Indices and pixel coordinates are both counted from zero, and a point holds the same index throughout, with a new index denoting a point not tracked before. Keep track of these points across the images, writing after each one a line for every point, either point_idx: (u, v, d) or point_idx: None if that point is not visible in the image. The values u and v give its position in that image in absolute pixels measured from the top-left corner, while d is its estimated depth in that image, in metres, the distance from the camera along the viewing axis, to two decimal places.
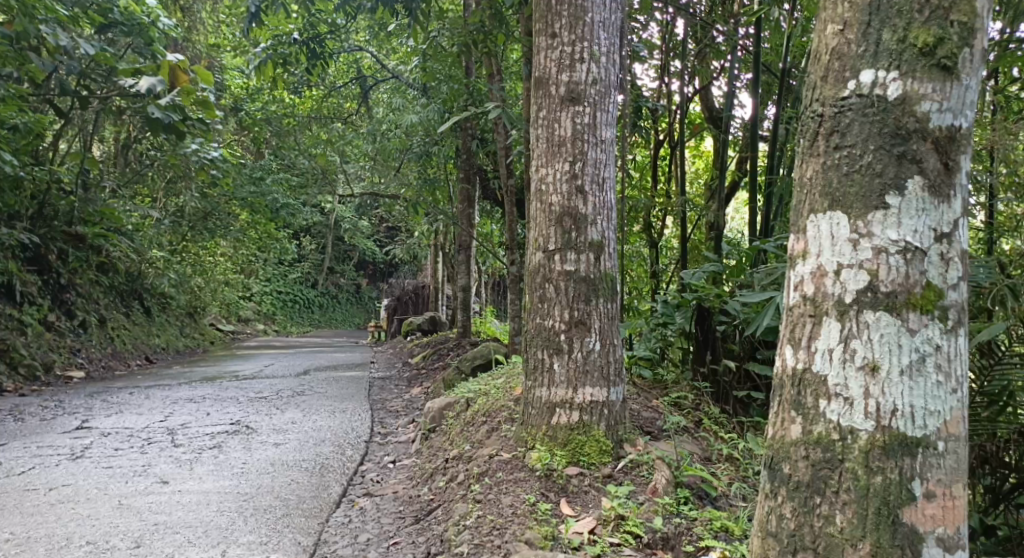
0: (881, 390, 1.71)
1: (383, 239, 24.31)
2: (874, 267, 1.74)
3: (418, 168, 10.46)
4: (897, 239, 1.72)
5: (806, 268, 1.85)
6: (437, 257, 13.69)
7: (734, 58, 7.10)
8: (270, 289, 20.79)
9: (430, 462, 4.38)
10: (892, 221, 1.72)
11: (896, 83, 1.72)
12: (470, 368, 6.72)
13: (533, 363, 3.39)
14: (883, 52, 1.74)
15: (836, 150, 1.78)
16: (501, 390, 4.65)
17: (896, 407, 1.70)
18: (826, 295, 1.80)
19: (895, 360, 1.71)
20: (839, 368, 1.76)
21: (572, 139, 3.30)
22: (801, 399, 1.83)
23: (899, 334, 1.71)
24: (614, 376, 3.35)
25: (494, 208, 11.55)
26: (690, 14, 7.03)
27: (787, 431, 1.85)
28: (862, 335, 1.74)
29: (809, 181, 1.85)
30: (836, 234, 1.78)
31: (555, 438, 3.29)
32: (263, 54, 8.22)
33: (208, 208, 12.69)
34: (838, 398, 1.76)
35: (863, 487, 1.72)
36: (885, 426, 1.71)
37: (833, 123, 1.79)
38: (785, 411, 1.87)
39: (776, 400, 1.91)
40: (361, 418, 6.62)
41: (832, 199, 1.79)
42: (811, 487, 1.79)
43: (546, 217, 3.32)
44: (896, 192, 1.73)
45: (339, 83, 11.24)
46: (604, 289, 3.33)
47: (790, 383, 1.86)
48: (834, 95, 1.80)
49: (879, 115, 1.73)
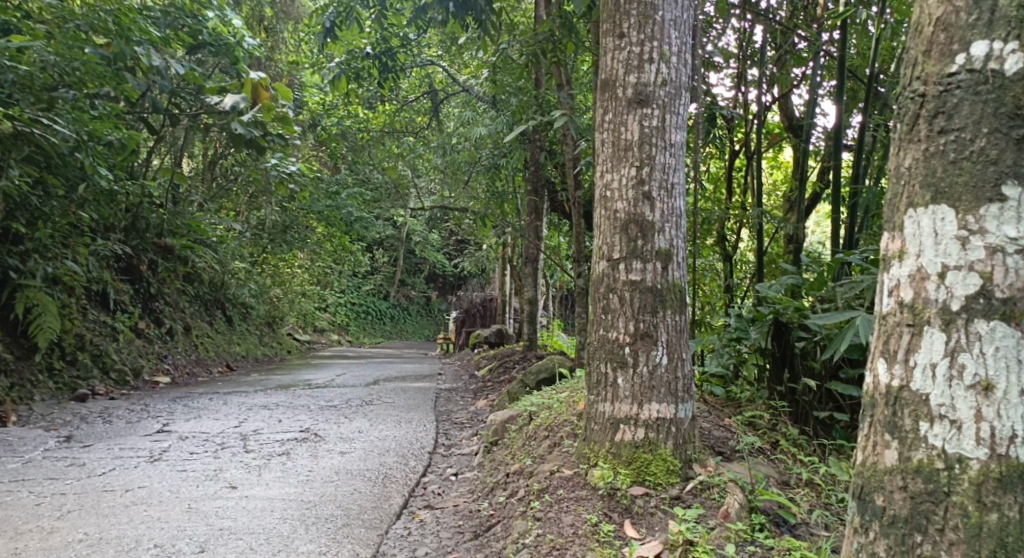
0: (996, 412, 1.64)
1: (452, 252, 24.48)
2: (988, 270, 1.66)
3: (488, 181, 10.48)
4: (1015, 236, 1.64)
5: (903, 270, 1.79)
6: (505, 270, 13.65)
7: (815, 65, 6.80)
8: (343, 300, 21.16)
9: (491, 476, 4.29)
10: (1008, 216, 1.65)
11: (1015, 56, 1.64)
12: (535, 382, 6.61)
13: (595, 378, 3.26)
14: (999, 20, 1.66)
15: (940, 135, 1.72)
16: (564, 404, 4.52)
17: (1015, 432, 1.63)
18: (927, 301, 1.73)
19: (1013, 378, 1.63)
20: (944, 387, 1.69)
21: (639, 142, 3.17)
22: (897, 421, 1.77)
23: (1019, 347, 1.63)
24: (682, 392, 3.17)
25: (564, 221, 11.45)
26: (769, 20, 6.82)
27: (881, 457, 1.80)
28: (972, 349, 1.66)
29: (909, 170, 1.79)
30: (942, 231, 1.72)
31: (619, 456, 3.14)
32: (338, 69, 8.31)
33: (287, 221, 13.00)
34: (943, 419, 1.69)
35: (975, 526, 1.64)
36: (1000, 454, 1.63)
37: (937, 106, 1.73)
38: (878, 435, 1.81)
39: (867, 422, 1.85)
40: (426, 429, 6.59)
41: (936, 191, 1.73)
42: (910, 523, 1.72)
43: (611, 224, 3.20)
44: (1014, 182, 1.65)
45: (411, 97, 11.37)
46: (673, 301, 3.17)
47: (884, 402, 1.80)
48: (939, 72, 1.73)
49: (994, 93, 1.66)
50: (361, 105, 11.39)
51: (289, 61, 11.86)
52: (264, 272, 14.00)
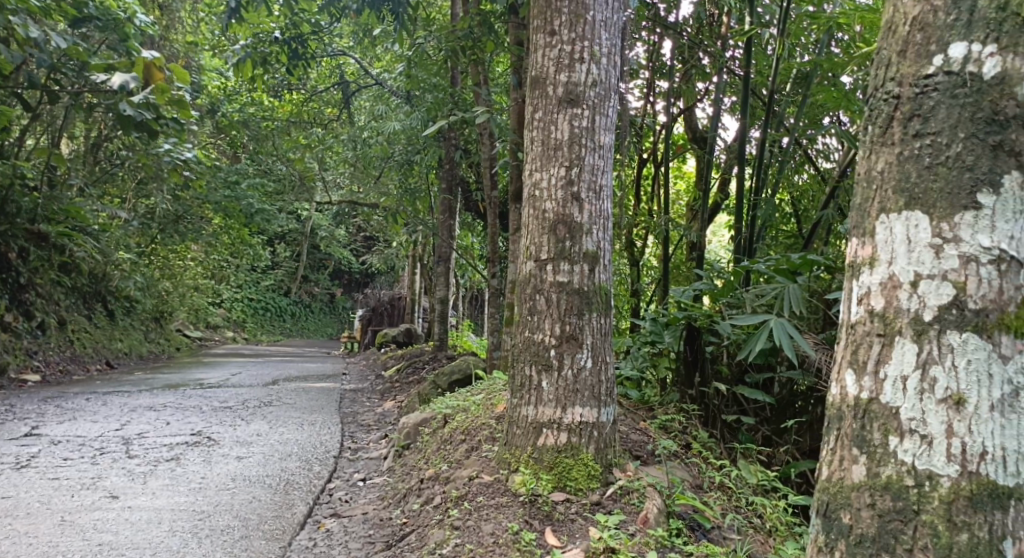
0: (968, 428, 1.59)
1: (360, 249, 23.92)
2: (961, 279, 1.63)
3: (400, 177, 10.27)
4: (989, 246, 1.61)
5: (874, 278, 1.75)
6: (413, 269, 13.41)
7: (719, 81, 6.99)
8: (240, 295, 20.34)
9: (404, 481, 4.15)
10: (983, 224, 1.62)
11: (993, 60, 1.63)
12: (447, 384, 6.47)
13: (519, 381, 3.18)
14: (979, 22, 1.65)
15: (915, 138, 1.69)
16: (481, 406, 4.42)
17: (986, 449, 1.58)
18: (898, 311, 1.69)
19: (985, 393, 1.59)
20: (915, 400, 1.65)
21: (569, 142, 3.12)
22: (865, 435, 1.71)
23: (990, 361, 1.59)
24: (605, 395, 3.13)
25: (476, 221, 11.34)
26: (678, 35, 6.95)
27: (847, 473, 1.73)
28: (944, 362, 1.62)
29: (882, 174, 1.75)
30: (916, 238, 1.68)
31: (540, 461, 3.07)
32: (243, 52, 7.88)
33: (180, 210, 12.24)
34: (913, 435, 1.64)
35: (945, 546, 1.58)
36: (970, 471, 1.58)
37: (914, 107, 1.70)
38: (845, 449, 1.75)
39: (833, 437, 1.79)
40: (331, 432, 6.35)
41: (910, 196, 1.69)
42: (876, 542, 1.66)
43: (539, 224, 3.13)
44: (989, 190, 1.62)
45: (320, 88, 11.05)
46: (599, 304, 3.13)
47: (853, 415, 1.74)
48: (914, 72, 1.71)
49: (972, 97, 1.63)
50: (267, 93, 10.96)
51: (188, 41, 11.21)
52: (154, 264, 13.16)
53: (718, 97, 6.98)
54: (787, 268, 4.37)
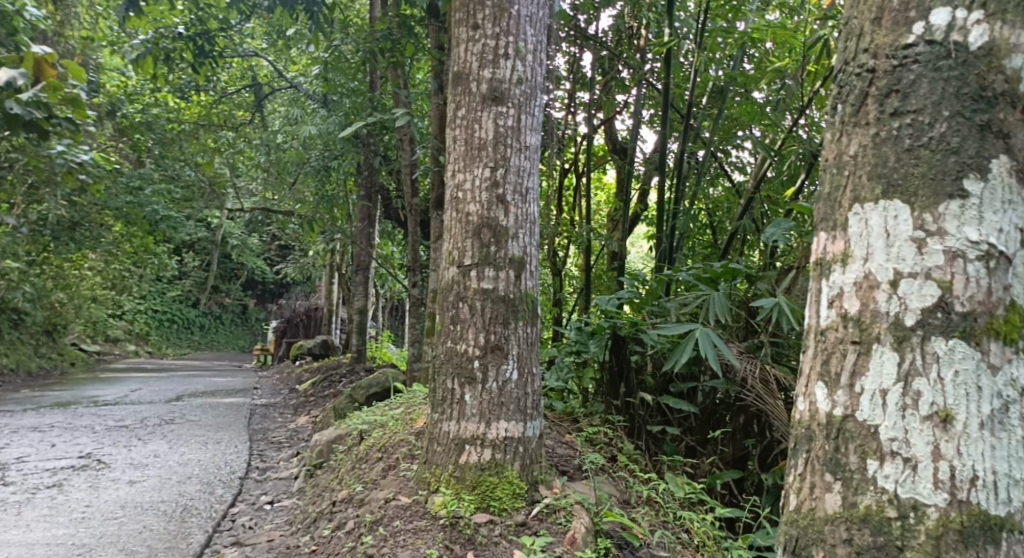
0: (956, 449, 1.51)
1: (274, 258, 23.14)
2: (947, 278, 1.55)
3: (316, 184, 9.94)
4: (978, 239, 1.54)
5: (850, 275, 1.67)
6: (330, 279, 12.96)
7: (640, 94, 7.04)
8: (143, 306, 19.31)
9: (314, 504, 3.87)
10: (970, 215, 1.55)
11: (979, 30, 1.57)
12: (364, 398, 6.19)
13: (440, 394, 2.98)
14: None
15: (893, 118, 1.62)
16: (400, 422, 4.20)
17: (976, 473, 1.50)
18: (876, 314, 1.61)
19: (974, 408, 1.51)
20: (897, 418, 1.56)
21: (493, 142, 2.96)
22: (840, 459, 1.62)
23: (979, 373, 1.51)
24: (531, 409, 2.98)
25: (396, 229, 11.06)
26: (599, 45, 7.00)
27: (820, 503, 1.65)
28: (928, 374, 1.54)
29: (855, 157, 1.68)
30: (896, 232, 1.60)
31: (462, 481, 2.88)
32: (142, 48, 7.35)
33: (76, 219, 11.45)
34: (895, 457, 1.55)
35: None
36: (959, 500, 1.50)
37: (892, 82, 1.63)
38: (817, 476, 1.66)
39: (802, 460, 1.71)
40: (237, 452, 6.04)
41: (888, 182, 1.62)
42: None
43: (462, 228, 2.96)
44: (977, 175, 1.55)
45: (230, 90, 10.61)
46: (525, 312, 2.98)
47: (824, 436, 1.66)
48: (892, 44, 1.64)
49: (957, 69, 1.57)
50: (173, 93, 10.44)
51: (85, 36, 10.53)
52: (45, 275, 12.20)
53: (638, 108, 6.97)
54: (709, 277, 4.30)
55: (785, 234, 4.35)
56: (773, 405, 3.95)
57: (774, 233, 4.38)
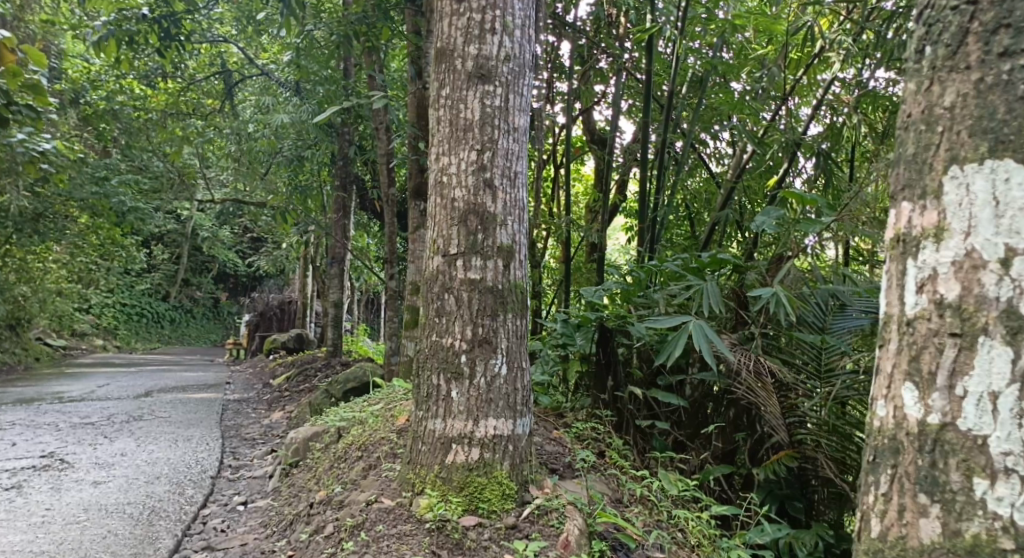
0: None
1: (246, 251, 22.67)
2: None
3: (290, 174, 9.69)
4: None
5: (948, 252, 1.60)
6: (305, 271, 12.68)
7: (619, 83, 6.92)
8: (110, 300, 18.80)
9: (290, 505, 3.70)
10: None
11: None
12: (341, 393, 6.01)
13: (424, 391, 2.82)
14: None
15: (1000, 63, 1.56)
16: (380, 418, 4.01)
17: None
18: (981, 301, 1.54)
19: None
20: (1008, 427, 1.50)
21: (479, 123, 2.79)
22: (938, 477, 1.57)
23: None
24: (521, 405, 2.82)
25: (372, 220, 10.84)
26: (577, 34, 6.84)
27: (913, 530, 1.61)
28: None
29: (951, 110, 1.61)
30: (1007, 200, 1.54)
31: (449, 481, 2.72)
32: (104, 30, 7.06)
33: (39, 209, 11.04)
34: (1010, 475, 1.49)
35: None
36: None
37: (999, 16, 1.58)
38: (908, 498, 1.62)
39: (886, 480, 1.67)
40: (208, 449, 5.81)
41: (997, 138, 1.55)
42: None
43: (447, 214, 2.79)
44: None
45: (199, 77, 10.30)
46: (514, 304, 2.82)
47: (917, 449, 1.61)
48: None
49: None
50: (138, 80, 10.10)
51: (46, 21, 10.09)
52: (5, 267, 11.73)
53: (617, 99, 6.84)
54: (695, 267, 4.16)
55: (775, 222, 4.21)
56: (765, 398, 3.79)
57: (763, 221, 4.23)
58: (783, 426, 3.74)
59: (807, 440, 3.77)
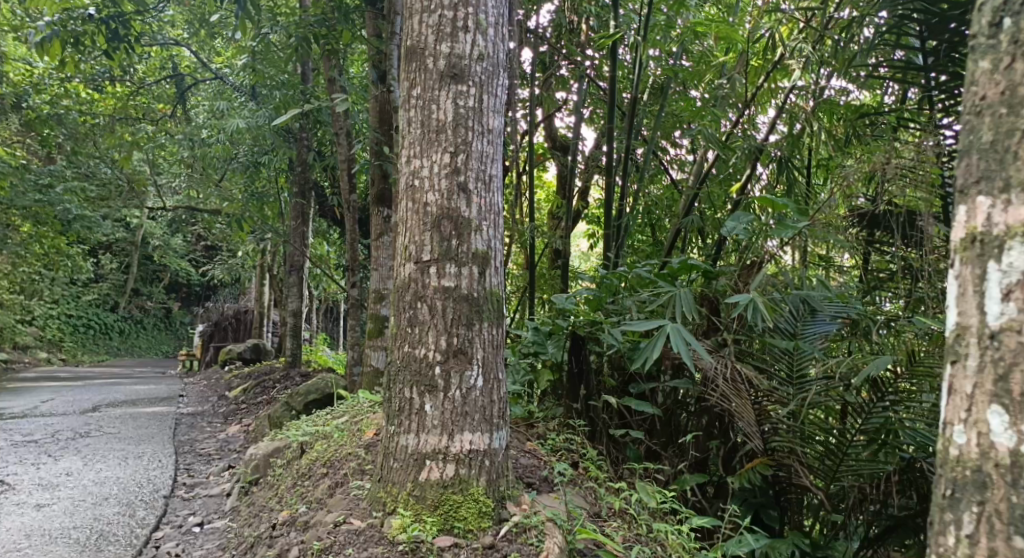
0: None
1: (199, 260, 22.11)
2: None
3: (246, 180, 9.45)
4: None
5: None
6: (261, 280, 12.38)
7: (581, 89, 6.88)
8: (57, 311, 18.14)
9: (250, 526, 3.53)
10: None
11: None
12: (303, 405, 5.81)
13: (396, 405, 2.69)
14: None
15: None
16: (345, 432, 3.86)
17: None
18: None
19: None
20: None
21: (453, 124, 2.68)
22: None
23: None
24: (497, 418, 2.70)
25: (331, 227, 10.62)
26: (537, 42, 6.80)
27: None
28: None
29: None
30: None
31: (423, 499, 2.59)
32: (47, 31, 6.78)
33: None
34: None
35: None
36: None
37: None
38: (1001, 539, 1.64)
39: (970, 520, 1.68)
40: (161, 466, 5.62)
41: None
42: None
43: (420, 220, 2.67)
44: None
45: (149, 81, 10.01)
46: (490, 312, 2.71)
47: (1009, 483, 1.64)
48: None
49: None
50: (85, 83, 9.76)
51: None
52: None
53: (580, 105, 6.79)
54: (666, 274, 4.09)
55: (745, 228, 4.16)
56: (740, 404, 3.67)
57: (734, 227, 4.19)
58: (758, 435, 3.65)
59: (783, 447, 3.68)
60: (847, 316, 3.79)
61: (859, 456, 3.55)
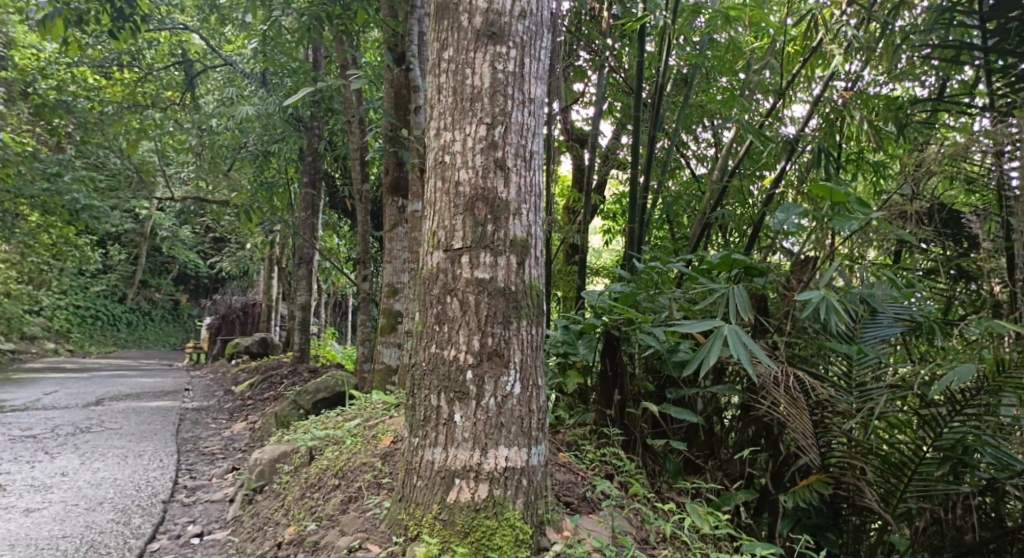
0: None
1: (208, 252, 21.80)
2: None
3: (256, 170, 9.12)
4: None
5: None
6: (270, 273, 12.06)
7: (600, 80, 6.40)
8: (65, 302, 17.86)
9: (253, 541, 3.20)
10: None
11: None
12: (311, 404, 5.46)
13: (421, 415, 2.34)
14: None
15: None
16: (359, 437, 3.53)
17: None
18: None
19: None
20: None
21: (489, 92, 2.33)
22: None
23: None
24: (536, 431, 2.36)
25: (341, 220, 10.25)
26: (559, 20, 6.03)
27: None
28: None
29: None
30: None
31: (451, 525, 2.26)
32: (50, 8, 6.43)
33: None
34: None
35: None
36: None
37: None
38: None
39: None
40: (162, 466, 5.31)
41: None
42: None
43: (450, 202, 2.33)
44: None
45: (157, 66, 9.68)
46: (529, 308, 2.36)
47: None
48: None
49: None
50: (92, 68, 9.44)
51: None
52: None
53: (599, 95, 6.31)
54: (707, 269, 3.71)
55: (797, 219, 3.74)
56: (798, 416, 3.27)
57: (784, 217, 3.77)
58: (815, 448, 3.27)
59: (844, 464, 3.32)
60: (910, 319, 3.48)
61: (931, 474, 3.20)
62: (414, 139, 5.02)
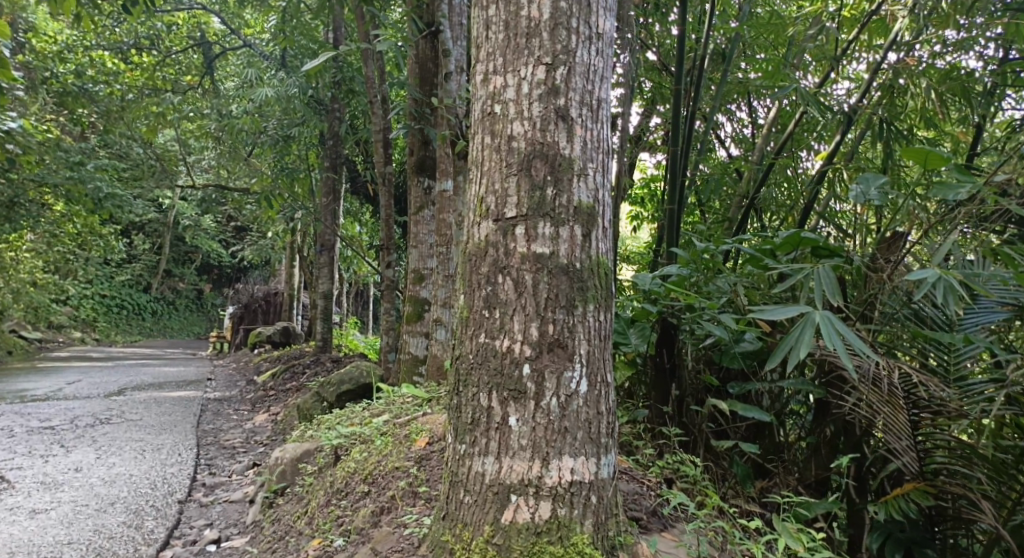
0: None
1: (231, 241, 21.54)
2: None
3: (276, 154, 8.75)
4: None
5: None
6: (292, 261, 11.74)
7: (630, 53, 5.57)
8: (90, 291, 17.67)
9: (273, 552, 2.84)
10: None
11: None
12: (335, 397, 5.12)
13: (469, 418, 2.07)
14: None
15: None
16: (390, 437, 3.15)
17: None
18: None
19: None
20: None
21: (549, 24, 2.08)
22: None
23: None
24: (605, 438, 2.08)
25: (362, 207, 9.89)
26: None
27: None
28: None
29: None
30: None
31: (509, 551, 1.99)
32: None
33: (8, 194, 10.03)
34: None
35: None
36: None
37: None
38: None
39: None
40: (180, 461, 5.00)
41: None
42: None
43: (501, 160, 2.07)
44: None
45: (176, 47, 9.34)
46: (597, 291, 2.08)
47: None
48: None
49: None
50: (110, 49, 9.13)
51: None
52: None
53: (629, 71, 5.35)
54: (772, 249, 3.29)
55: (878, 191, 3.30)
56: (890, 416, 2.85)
57: (863, 189, 3.35)
58: (910, 452, 2.87)
59: (944, 471, 2.89)
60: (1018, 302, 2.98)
61: None
62: (443, 112, 4.61)
